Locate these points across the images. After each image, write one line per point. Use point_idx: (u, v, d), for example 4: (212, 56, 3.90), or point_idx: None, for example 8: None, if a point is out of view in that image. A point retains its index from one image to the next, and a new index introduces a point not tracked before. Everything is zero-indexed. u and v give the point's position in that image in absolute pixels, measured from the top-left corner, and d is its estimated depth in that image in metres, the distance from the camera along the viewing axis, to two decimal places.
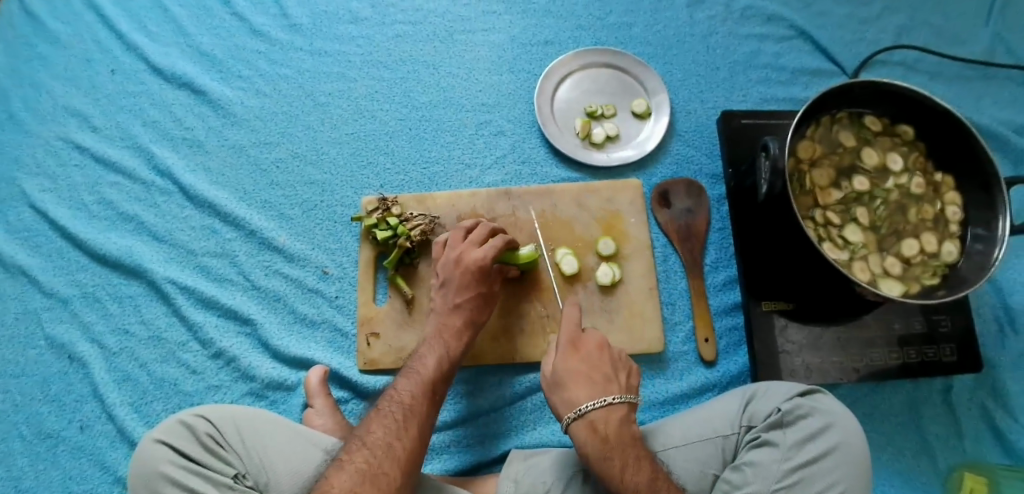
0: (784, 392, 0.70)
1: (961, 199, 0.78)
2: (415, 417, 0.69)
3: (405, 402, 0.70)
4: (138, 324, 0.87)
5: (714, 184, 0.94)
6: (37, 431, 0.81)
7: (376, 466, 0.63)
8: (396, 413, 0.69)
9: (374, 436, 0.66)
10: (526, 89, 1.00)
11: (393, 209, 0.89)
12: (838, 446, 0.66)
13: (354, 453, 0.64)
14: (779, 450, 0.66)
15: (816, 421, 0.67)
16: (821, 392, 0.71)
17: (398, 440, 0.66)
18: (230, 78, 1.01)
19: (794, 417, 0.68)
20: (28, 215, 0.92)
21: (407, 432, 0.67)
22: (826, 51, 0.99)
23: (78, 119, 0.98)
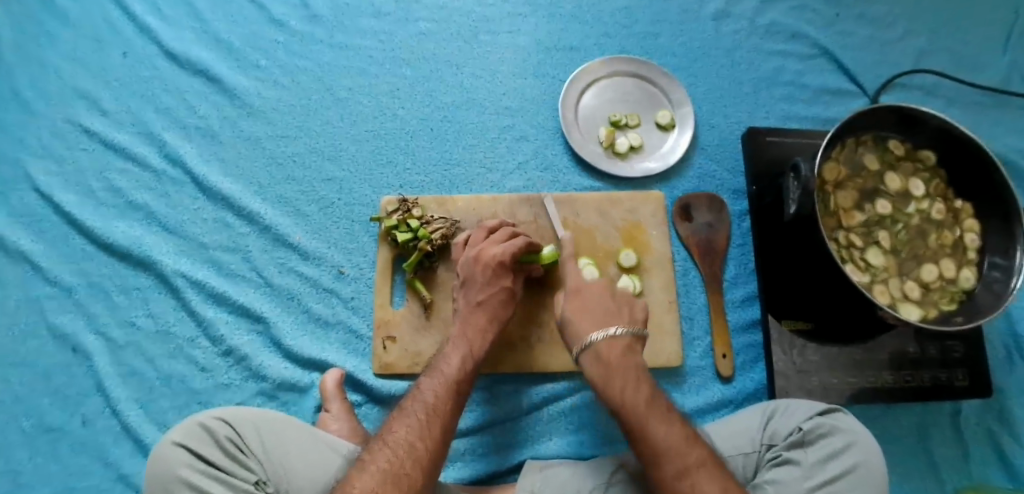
0: (805, 410, 0.65)
1: (981, 227, 0.75)
2: (440, 420, 0.61)
3: (430, 402, 0.62)
4: (145, 317, 0.81)
5: (737, 199, 0.86)
6: (38, 423, 0.77)
7: (405, 470, 0.56)
8: (423, 412, 0.61)
9: (397, 438, 0.59)
10: (550, 95, 0.90)
11: (415, 211, 0.80)
12: (858, 467, 0.59)
13: (376, 455, 0.57)
14: (800, 468, 0.60)
15: (837, 440, 0.61)
16: (842, 411, 0.65)
17: (426, 443, 0.59)
18: (248, 68, 0.91)
19: (816, 436, 0.62)
20: (32, 199, 0.85)
21: (431, 434, 0.60)
22: (847, 72, 0.93)
23: (87, 102, 0.90)
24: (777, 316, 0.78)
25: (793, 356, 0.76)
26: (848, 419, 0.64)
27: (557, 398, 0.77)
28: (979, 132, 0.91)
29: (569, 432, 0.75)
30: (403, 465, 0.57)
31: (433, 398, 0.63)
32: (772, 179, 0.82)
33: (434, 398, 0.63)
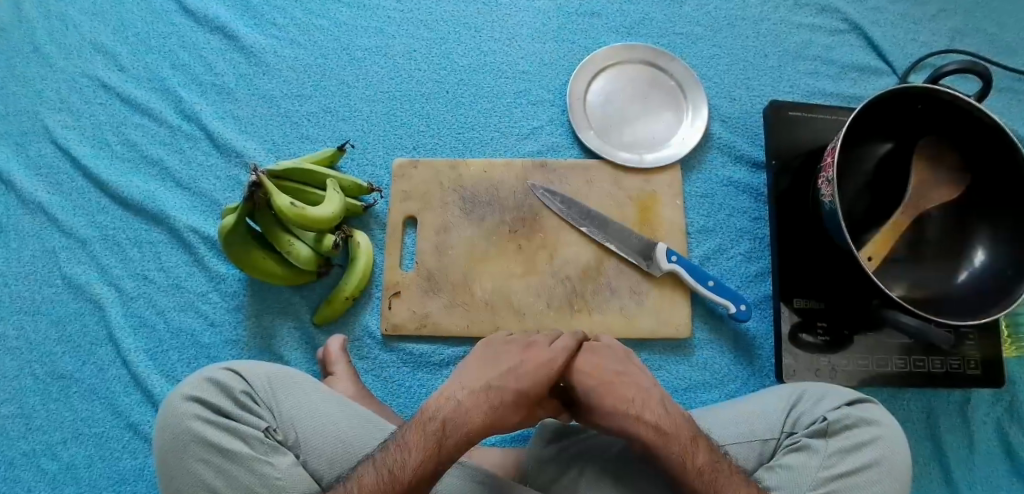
0: (832, 400, 0.64)
1: (995, 221, 0.75)
2: (455, 434, 0.60)
3: (459, 408, 0.61)
4: (157, 271, 0.81)
5: (755, 174, 0.84)
6: (51, 371, 0.78)
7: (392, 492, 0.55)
8: (442, 422, 0.60)
9: (405, 445, 0.58)
10: (570, 62, 0.88)
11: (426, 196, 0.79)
12: (874, 464, 0.59)
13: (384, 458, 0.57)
14: (818, 457, 0.60)
15: (860, 433, 0.61)
16: (870, 404, 0.64)
17: (431, 459, 0.57)
18: (264, 25, 0.90)
19: (840, 426, 0.62)
20: (48, 150, 0.86)
21: (436, 446, 0.58)
22: (877, 49, 0.90)
23: (104, 55, 0.89)
24: (790, 296, 0.76)
25: (804, 335, 0.76)
26: (878, 412, 0.64)
27: None
28: (1010, 117, 0.88)
29: None
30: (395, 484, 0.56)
31: (462, 406, 0.62)
32: (791, 154, 0.80)
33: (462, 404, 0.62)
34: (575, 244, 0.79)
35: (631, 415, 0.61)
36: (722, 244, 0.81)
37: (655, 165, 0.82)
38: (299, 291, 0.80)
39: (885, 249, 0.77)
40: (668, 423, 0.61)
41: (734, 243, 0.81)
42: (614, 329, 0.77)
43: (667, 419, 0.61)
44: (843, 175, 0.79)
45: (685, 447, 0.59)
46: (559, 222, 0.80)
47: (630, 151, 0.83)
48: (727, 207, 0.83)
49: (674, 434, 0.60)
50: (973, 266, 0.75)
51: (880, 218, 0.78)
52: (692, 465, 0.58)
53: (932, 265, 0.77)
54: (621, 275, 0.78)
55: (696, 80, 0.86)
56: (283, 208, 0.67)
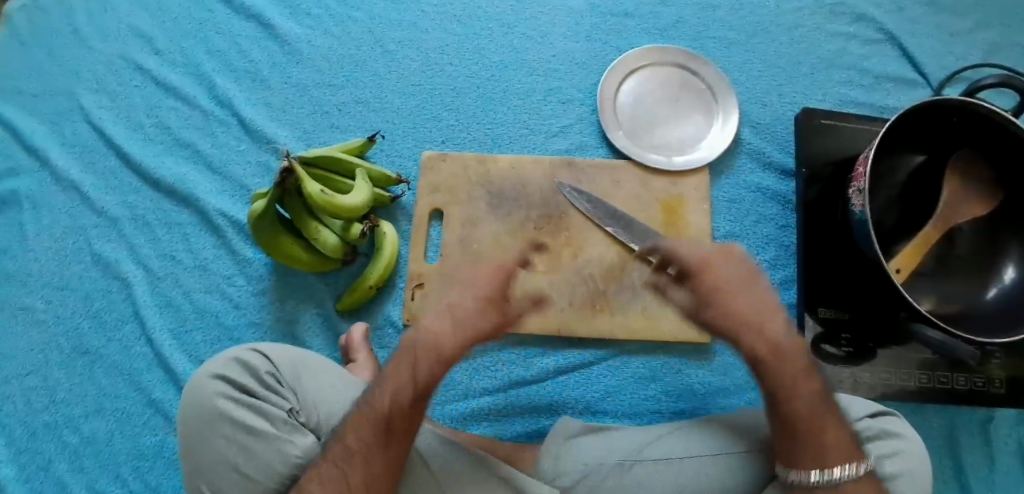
0: (855, 410, 0.64)
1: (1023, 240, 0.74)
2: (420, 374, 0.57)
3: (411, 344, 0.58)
4: (185, 252, 0.82)
5: (783, 181, 0.84)
6: (77, 345, 0.80)
7: (375, 437, 0.56)
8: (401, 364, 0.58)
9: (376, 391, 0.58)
10: (601, 62, 0.88)
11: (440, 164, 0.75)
12: (900, 476, 0.59)
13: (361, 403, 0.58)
14: None
15: (883, 445, 0.61)
16: (892, 415, 0.64)
17: (404, 400, 0.57)
18: (299, 14, 0.91)
19: (862, 438, 0.62)
20: (83, 130, 0.87)
21: (405, 389, 0.57)
22: (912, 60, 0.89)
23: (141, 39, 0.91)
24: (814, 305, 0.76)
25: (827, 346, 0.75)
26: (902, 425, 0.63)
27: (583, 366, 0.78)
28: None
29: (594, 401, 0.77)
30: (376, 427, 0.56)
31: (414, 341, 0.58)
32: (822, 163, 0.80)
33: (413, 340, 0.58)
34: (600, 243, 0.79)
35: (758, 328, 0.56)
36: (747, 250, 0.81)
37: (683, 167, 0.81)
38: (323, 278, 0.81)
39: (913, 262, 0.76)
40: (791, 344, 0.57)
41: (759, 250, 0.81)
42: (636, 330, 0.77)
43: (790, 340, 0.57)
44: (874, 186, 0.78)
45: (798, 380, 0.56)
46: (584, 221, 0.80)
47: (659, 154, 0.83)
48: (754, 213, 0.82)
49: (787, 362, 0.57)
50: (1003, 283, 0.74)
51: (911, 230, 0.76)
52: (799, 402, 0.56)
53: (961, 280, 0.76)
54: (644, 276, 0.78)
55: (727, 83, 0.86)
56: (313, 194, 0.68)
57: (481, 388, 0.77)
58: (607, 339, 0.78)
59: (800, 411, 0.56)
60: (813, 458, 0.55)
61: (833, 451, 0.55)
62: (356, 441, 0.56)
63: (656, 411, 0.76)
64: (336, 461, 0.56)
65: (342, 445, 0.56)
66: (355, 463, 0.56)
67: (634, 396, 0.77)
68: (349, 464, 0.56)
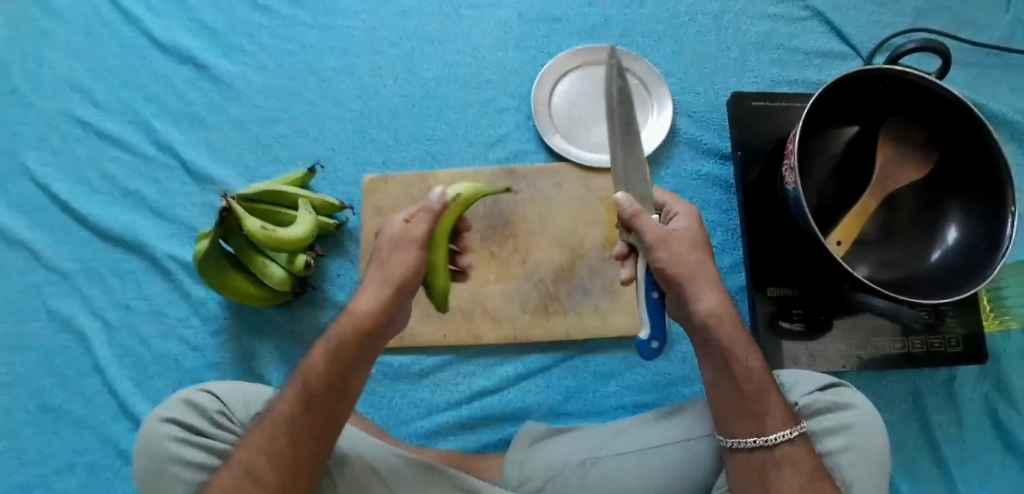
0: (805, 383, 0.64)
1: (964, 197, 0.74)
2: (326, 397, 0.57)
3: (320, 361, 0.57)
4: (139, 300, 0.82)
5: (722, 166, 0.85)
6: (40, 404, 0.79)
7: (275, 468, 0.55)
8: (306, 378, 0.57)
9: (278, 417, 0.57)
10: (533, 68, 0.89)
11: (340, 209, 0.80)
12: (852, 445, 0.60)
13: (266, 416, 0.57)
14: None
15: (834, 417, 0.61)
16: (843, 386, 0.65)
17: (306, 423, 0.56)
18: (232, 52, 0.91)
19: (813, 411, 0.62)
20: (29, 189, 0.87)
21: (313, 413, 0.56)
22: (839, 33, 0.90)
23: (79, 92, 0.91)
24: (763, 285, 0.76)
25: (781, 323, 0.76)
26: (853, 396, 0.63)
27: (543, 369, 0.78)
28: (976, 94, 0.88)
29: (559, 403, 0.77)
30: (271, 462, 0.55)
31: (326, 358, 0.57)
32: (757, 144, 0.81)
33: (326, 356, 0.57)
34: (546, 247, 0.80)
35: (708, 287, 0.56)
36: None
37: None
38: (279, 310, 0.81)
39: (853, 231, 0.77)
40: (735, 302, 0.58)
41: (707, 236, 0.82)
42: (591, 329, 0.78)
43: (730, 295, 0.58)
44: (810, 161, 0.78)
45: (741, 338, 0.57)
46: (530, 227, 0.81)
47: (598, 152, 0.84)
48: (698, 200, 0.83)
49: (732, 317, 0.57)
50: (946, 243, 0.75)
51: (849, 201, 0.77)
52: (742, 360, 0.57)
53: (903, 245, 0.77)
54: (594, 275, 0.79)
55: (658, 76, 0.87)
56: (254, 230, 0.68)
57: (443, 401, 0.77)
58: (564, 340, 0.78)
59: (753, 382, 0.57)
60: (749, 419, 0.56)
61: (772, 417, 0.56)
62: (255, 465, 0.55)
63: (620, 407, 0.77)
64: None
65: (238, 468, 0.55)
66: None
67: (597, 395, 0.77)
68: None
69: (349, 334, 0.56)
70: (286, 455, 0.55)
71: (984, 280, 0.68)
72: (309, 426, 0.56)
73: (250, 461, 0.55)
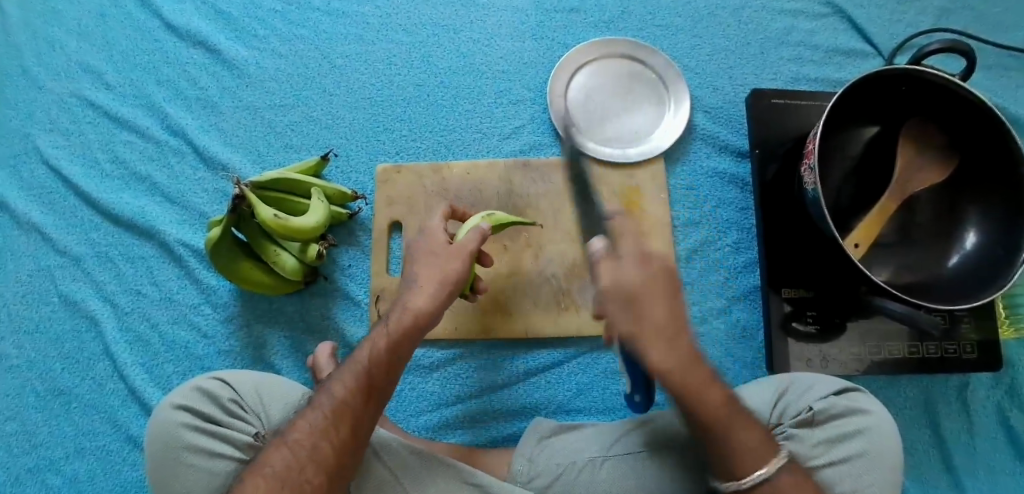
0: (819, 388, 0.64)
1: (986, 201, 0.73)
2: (384, 385, 0.59)
3: (382, 350, 0.58)
4: (150, 286, 0.82)
5: (739, 163, 0.84)
6: (51, 388, 0.80)
7: (337, 452, 0.55)
8: (367, 367, 0.58)
9: (334, 403, 0.56)
10: (549, 59, 0.88)
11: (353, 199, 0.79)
12: (866, 452, 0.59)
13: (322, 401, 0.57)
14: (805, 447, 0.60)
15: (848, 423, 0.61)
16: (858, 391, 0.64)
17: (364, 408, 0.57)
18: (245, 37, 0.90)
19: (826, 416, 0.62)
20: (41, 171, 0.87)
21: (370, 401, 0.57)
22: (861, 31, 0.89)
23: (91, 75, 0.90)
24: (778, 285, 0.76)
25: (794, 324, 0.75)
26: (868, 401, 0.63)
27: (554, 365, 0.78)
28: (1000, 95, 0.86)
29: (569, 399, 0.77)
30: (333, 445, 0.55)
31: (386, 347, 0.59)
32: (775, 142, 0.80)
33: (388, 346, 0.58)
34: (559, 242, 0.79)
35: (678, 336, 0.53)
36: (708, 236, 0.81)
37: (637, 158, 0.81)
38: (289, 299, 0.81)
39: (871, 235, 0.75)
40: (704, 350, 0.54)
41: (721, 235, 0.81)
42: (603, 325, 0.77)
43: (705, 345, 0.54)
44: (828, 161, 0.77)
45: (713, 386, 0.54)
46: (543, 222, 0.80)
47: (613, 147, 0.83)
48: (714, 198, 0.83)
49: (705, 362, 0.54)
50: (964, 249, 0.74)
51: (868, 203, 0.76)
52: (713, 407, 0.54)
53: (920, 249, 0.76)
54: None
55: (676, 71, 0.86)
56: (266, 219, 0.67)
57: (453, 395, 0.77)
58: (575, 337, 0.78)
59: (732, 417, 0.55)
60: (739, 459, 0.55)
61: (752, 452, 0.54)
62: (315, 448, 0.54)
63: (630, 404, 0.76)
64: (275, 481, 0.52)
65: (296, 450, 0.54)
66: (304, 478, 0.53)
67: (607, 392, 0.77)
68: (299, 479, 0.53)
69: (407, 328, 0.59)
70: (349, 440, 0.55)
71: (1004, 286, 0.67)
72: (369, 412, 0.57)
73: (312, 444, 0.54)
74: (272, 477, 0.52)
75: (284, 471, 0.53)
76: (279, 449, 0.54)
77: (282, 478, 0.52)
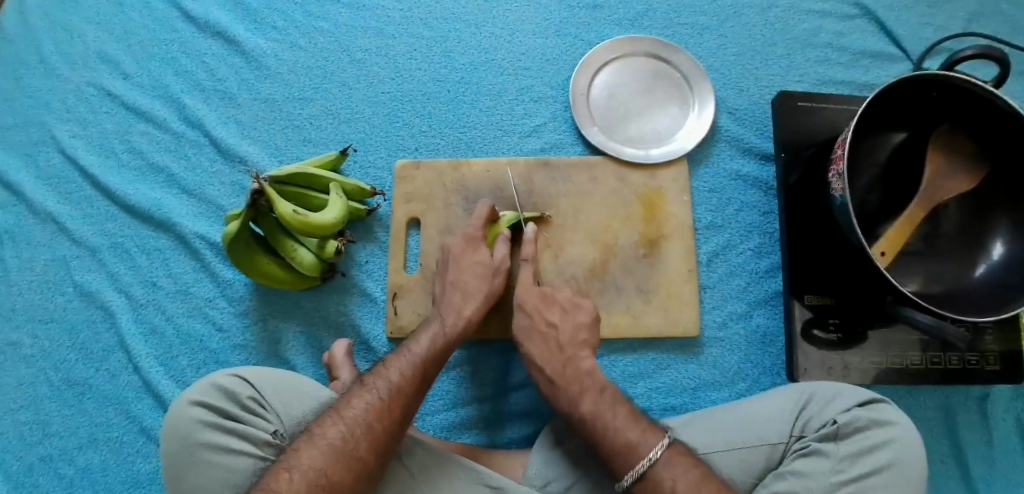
0: (843, 400, 0.63)
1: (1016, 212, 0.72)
2: (428, 377, 0.64)
3: (434, 348, 0.65)
4: (165, 278, 0.81)
5: (763, 166, 0.83)
6: (65, 378, 0.79)
7: (387, 430, 0.58)
8: (421, 360, 0.64)
9: (388, 385, 0.60)
10: (572, 57, 0.86)
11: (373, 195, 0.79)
12: (892, 465, 0.58)
13: (377, 385, 0.60)
14: (830, 461, 0.59)
15: (874, 436, 0.60)
16: (884, 402, 0.63)
17: (412, 396, 0.61)
18: (264, 28, 0.89)
19: (852, 430, 0.61)
20: (57, 161, 0.86)
21: (419, 388, 0.62)
22: (890, 34, 0.87)
23: (108, 64, 0.89)
24: (801, 292, 0.75)
25: (816, 331, 0.74)
26: (895, 413, 0.62)
27: None
28: None
29: None
30: (385, 421, 0.58)
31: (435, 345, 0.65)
32: (801, 146, 0.79)
33: (436, 344, 0.66)
34: (579, 243, 0.79)
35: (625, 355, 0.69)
36: (730, 240, 0.80)
37: (660, 160, 0.80)
38: (305, 295, 0.80)
39: (897, 245, 0.74)
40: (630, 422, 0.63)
41: (743, 239, 0.80)
42: (621, 328, 0.77)
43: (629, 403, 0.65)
44: (855, 167, 0.76)
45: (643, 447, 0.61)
46: (562, 222, 0.79)
47: (635, 147, 0.82)
48: (736, 201, 0.82)
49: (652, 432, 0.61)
50: (992, 258, 0.73)
51: (895, 210, 0.74)
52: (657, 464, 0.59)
53: (947, 258, 0.74)
54: (626, 275, 0.78)
55: (701, 71, 0.84)
56: (286, 215, 0.66)
57: (469, 394, 0.77)
58: None
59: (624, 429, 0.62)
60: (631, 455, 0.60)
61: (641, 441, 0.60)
62: (370, 425, 0.57)
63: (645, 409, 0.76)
64: (331, 449, 0.55)
65: (350, 425, 0.57)
66: (357, 451, 0.55)
67: None
68: (353, 451, 0.55)
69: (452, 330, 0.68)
70: (402, 420, 0.59)
71: None
72: (414, 400, 0.61)
73: (368, 420, 0.57)
74: (326, 445, 0.55)
75: (340, 441, 0.55)
76: (332, 423, 0.57)
77: (338, 447, 0.55)
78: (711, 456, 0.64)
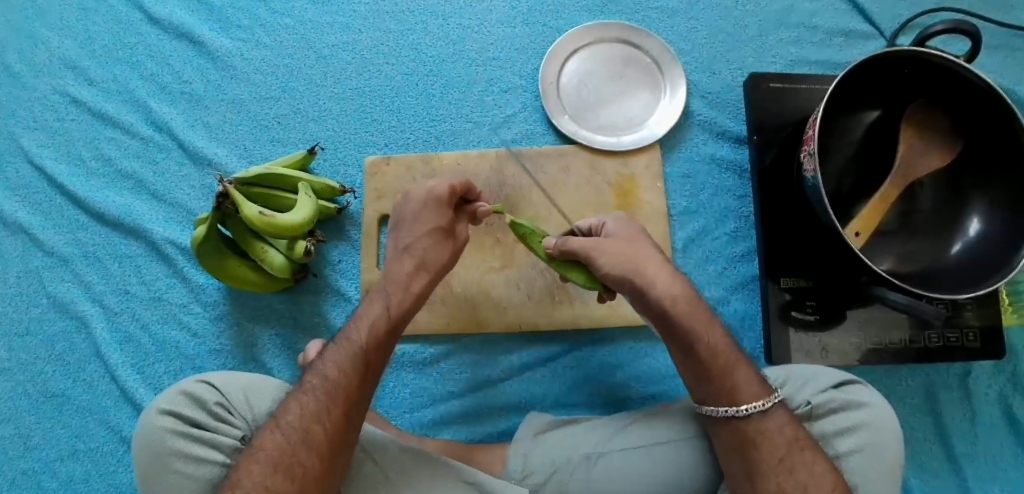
0: (819, 382, 0.63)
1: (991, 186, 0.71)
2: (375, 365, 0.58)
3: (373, 326, 0.58)
4: (138, 286, 0.81)
5: (737, 149, 0.82)
6: (43, 390, 0.79)
7: (329, 428, 0.54)
8: (359, 344, 0.57)
9: (326, 379, 0.56)
10: (540, 45, 0.85)
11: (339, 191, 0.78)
12: (865, 446, 0.58)
13: (314, 383, 0.56)
14: None
15: (848, 417, 0.60)
16: (860, 384, 0.63)
17: (355, 388, 0.56)
18: (229, 28, 0.88)
19: (827, 410, 0.61)
20: (26, 171, 0.85)
21: (363, 375, 0.57)
22: (863, 11, 0.85)
23: (74, 71, 0.88)
24: (777, 275, 0.74)
25: (793, 314, 0.74)
26: (869, 394, 0.62)
27: (548, 359, 0.77)
28: (1006, 75, 0.83)
29: (564, 394, 0.76)
30: (326, 419, 0.54)
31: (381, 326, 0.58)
32: (774, 128, 0.78)
33: (378, 323, 0.58)
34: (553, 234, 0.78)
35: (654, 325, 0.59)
36: (706, 225, 0.80)
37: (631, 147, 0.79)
38: (279, 296, 0.79)
39: (872, 223, 0.73)
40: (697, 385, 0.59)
41: (719, 223, 0.80)
42: (598, 318, 0.76)
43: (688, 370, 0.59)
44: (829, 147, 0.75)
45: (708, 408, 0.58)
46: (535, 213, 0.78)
47: (607, 135, 0.81)
48: (711, 185, 0.81)
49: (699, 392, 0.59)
50: (967, 233, 0.72)
51: (870, 189, 0.74)
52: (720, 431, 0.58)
53: (921, 236, 0.74)
54: None
55: (672, 56, 0.83)
56: (251, 217, 0.65)
57: (448, 390, 0.76)
58: (570, 330, 0.77)
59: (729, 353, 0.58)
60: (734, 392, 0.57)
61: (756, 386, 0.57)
62: (308, 430, 0.54)
63: (626, 398, 0.75)
64: (269, 460, 0.53)
65: (288, 434, 0.54)
66: (297, 459, 0.53)
67: (604, 385, 0.76)
68: (292, 459, 0.53)
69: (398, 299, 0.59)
70: (344, 415, 0.55)
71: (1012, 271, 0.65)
72: (361, 387, 0.57)
73: (305, 423, 0.54)
74: (265, 459, 0.53)
75: (275, 451, 0.53)
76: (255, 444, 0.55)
77: (276, 461, 0.53)
78: (693, 435, 0.63)
